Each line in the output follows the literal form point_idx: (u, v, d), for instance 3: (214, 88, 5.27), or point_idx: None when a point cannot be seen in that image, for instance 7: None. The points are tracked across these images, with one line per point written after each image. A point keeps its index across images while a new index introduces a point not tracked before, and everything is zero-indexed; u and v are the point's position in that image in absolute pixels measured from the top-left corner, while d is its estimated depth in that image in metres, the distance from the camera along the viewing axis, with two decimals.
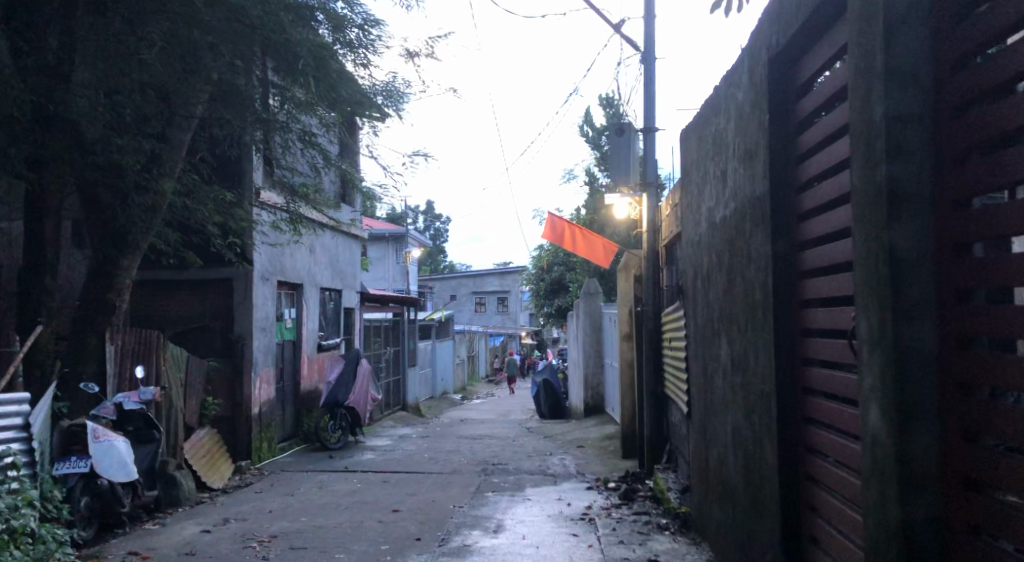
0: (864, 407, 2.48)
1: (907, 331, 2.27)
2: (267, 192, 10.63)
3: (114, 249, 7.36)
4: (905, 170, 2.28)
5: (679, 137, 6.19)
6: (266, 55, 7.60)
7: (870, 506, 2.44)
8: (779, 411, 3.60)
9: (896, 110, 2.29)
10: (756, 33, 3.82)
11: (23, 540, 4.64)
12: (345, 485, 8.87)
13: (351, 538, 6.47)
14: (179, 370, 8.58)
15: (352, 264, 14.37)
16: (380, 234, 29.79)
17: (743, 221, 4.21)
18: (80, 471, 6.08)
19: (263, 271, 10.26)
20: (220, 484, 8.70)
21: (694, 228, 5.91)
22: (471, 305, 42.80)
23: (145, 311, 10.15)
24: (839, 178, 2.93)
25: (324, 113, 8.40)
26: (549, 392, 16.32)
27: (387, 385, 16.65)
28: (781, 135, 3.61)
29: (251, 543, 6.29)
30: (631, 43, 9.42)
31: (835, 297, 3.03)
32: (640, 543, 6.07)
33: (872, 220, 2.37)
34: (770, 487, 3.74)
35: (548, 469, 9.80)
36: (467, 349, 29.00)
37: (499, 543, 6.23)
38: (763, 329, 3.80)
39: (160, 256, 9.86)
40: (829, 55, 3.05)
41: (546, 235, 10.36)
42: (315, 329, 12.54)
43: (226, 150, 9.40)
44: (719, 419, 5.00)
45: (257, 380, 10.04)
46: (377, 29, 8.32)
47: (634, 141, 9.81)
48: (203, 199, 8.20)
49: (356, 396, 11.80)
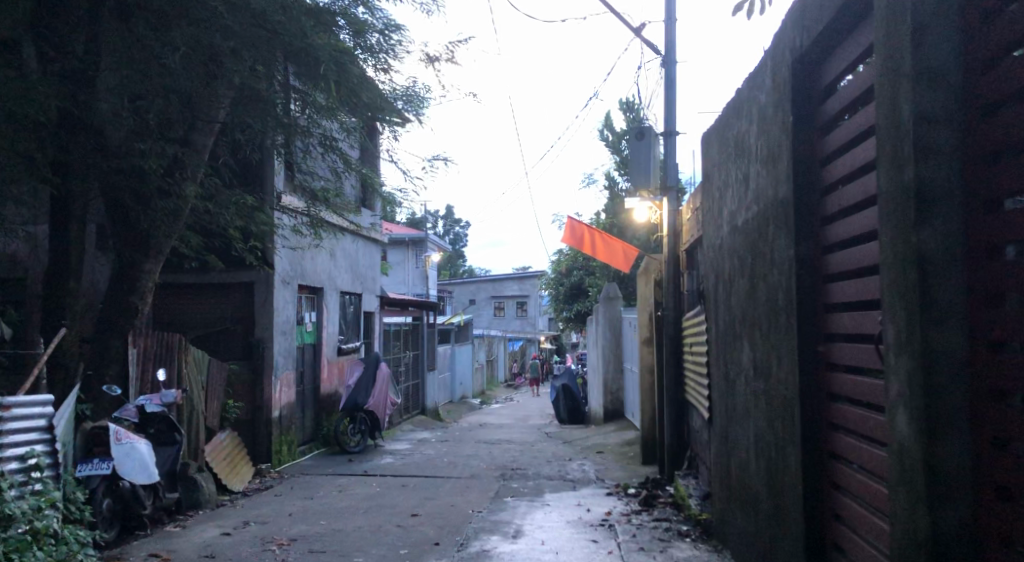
0: (891, 413, 2.44)
1: (936, 335, 2.22)
2: (288, 197, 10.71)
3: (137, 252, 7.41)
4: (933, 171, 2.24)
5: (701, 140, 6.15)
6: (287, 60, 7.65)
7: (898, 513, 2.40)
8: (803, 416, 3.55)
9: (923, 110, 2.24)
10: (779, 34, 3.79)
11: (46, 541, 4.68)
12: (363, 489, 8.88)
13: (369, 542, 6.46)
14: (200, 373, 8.64)
15: (372, 268, 14.41)
16: (400, 239, 29.90)
17: (766, 225, 4.16)
18: (103, 473, 6.13)
19: (284, 274, 10.32)
20: (241, 487, 8.73)
21: (716, 232, 5.85)
22: (490, 310, 42.77)
23: (167, 314, 10.22)
24: (864, 180, 2.89)
25: (345, 118, 8.53)
26: (569, 397, 16.25)
27: (405, 389, 16.66)
28: (804, 138, 3.57)
29: (270, 546, 6.30)
30: (651, 46, 9.39)
31: (860, 301, 2.98)
32: (660, 550, 6.01)
33: (901, 222, 2.33)
34: (794, 493, 3.69)
35: (567, 474, 9.75)
36: (486, 354, 28.95)
37: (517, 549, 6.20)
38: (786, 334, 3.76)
39: (182, 259, 9.93)
40: (854, 56, 3.01)
41: (566, 239, 10.35)
42: (336, 332, 12.59)
43: (247, 154, 9.48)
44: (741, 425, 4.95)
45: (277, 383, 10.10)
46: (398, 34, 8.36)
47: (655, 145, 9.75)
48: (224, 203, 8.25)
49: (376, 400, 11.82)
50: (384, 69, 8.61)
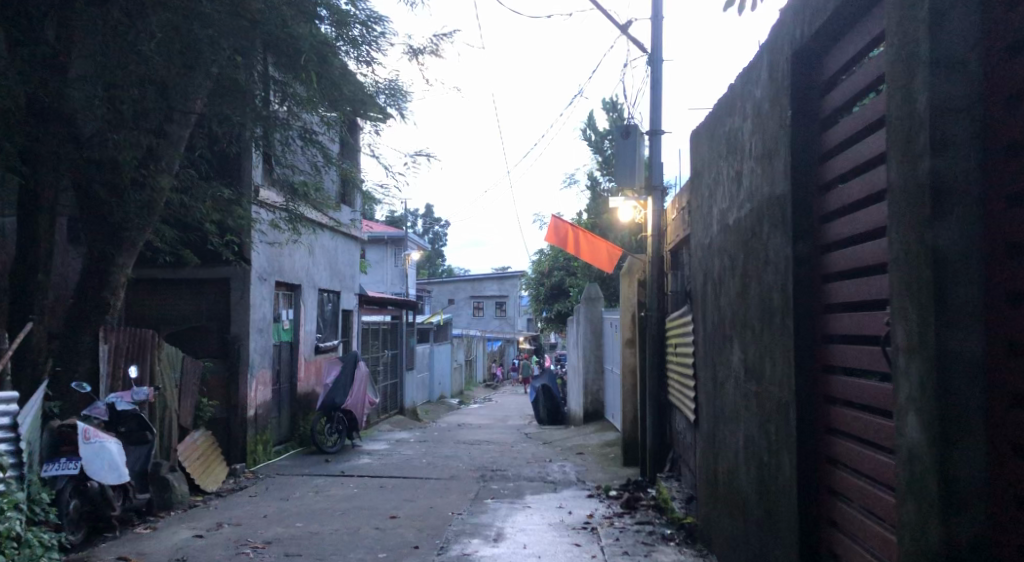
0: (900, 417, 2.34)
1: (951, 337, 2.11)
2: (268, 192, 10.49)
3: (109, 245, 7.18)
4: (950, 166, 2.13)
5: (689, 138, 6.07)
6: (267, 51, 7.48)
7: (907, 524, 2.29)
8: (799, 420, 3.44)
9: (940, 100, 2.14)
10: (777, 26, 3.69)
11: (7, 544, 4.47)
12: (341, 490, 8.70)
13: (347, 545, 6.28)
14: (173, 370, 8.40)
15: (351, 265, 14.21)
16: (379, 238, 29.67)
17: (760, 222, 4.06)
18: (70, 473, 5.89)
19: (261, 271, 10.11)
20: (214, 488, 8.51)
21: (704, 231, 5.76)
22: (469, 310, 42.60)
23: (140, 310, 9.96)
24: (870, 176, 2.79)
25: (325, 112, 8.32)
26: (548, 399, 16.11)
27: (383, 388, 16.46)
28: (803, 133, 3.48)
29: (244, 549, 6.11)
30: (637, 44, 9.31)
31: (862, 300, 2.89)
32: (645, 554, 5.90)
33: (914, 219, 2.22)
34: (787, 499, 3.59)
35: (548, 476, 9.63)
36: (464, 354, 28.75)
37: (499, 552, 6.06)
38: (781, 335, 3.66)
39: (156, 253, 9.68)
40: (860, 46, 2.92)
41: (549, 238, 10.23)
42: (313, 330, 12.38)
43: (225, 146, 9.26)
44: (730, 429, 4.85)
45: (253, 381, 9.88)
46: (381, 26, 8.19)
47: (640, 144, 9.65)
48: (200, 195, 8.03)
49: (353, 399, 11.65)
50: (367, 62, 8.44)
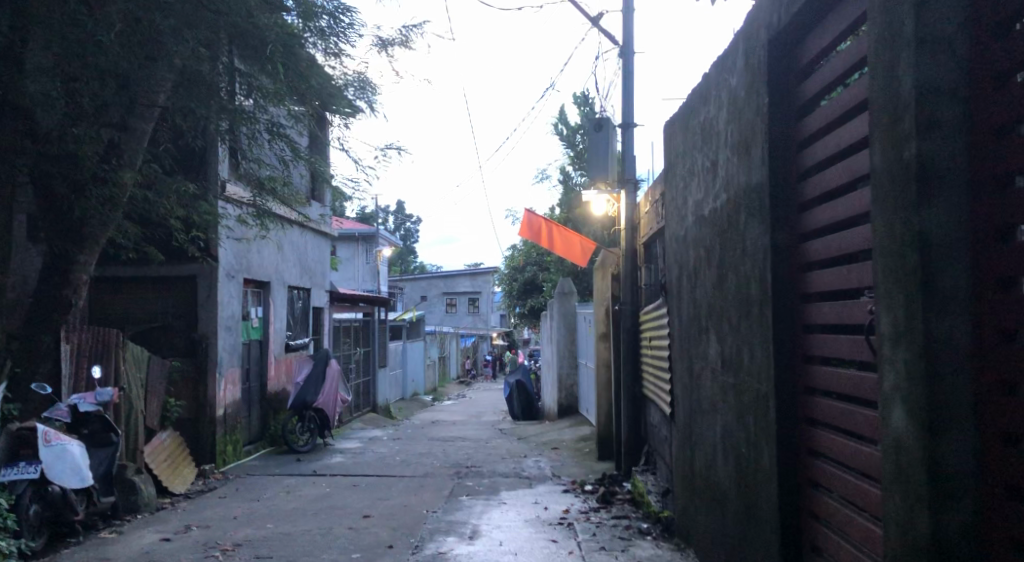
0: (884, 408, 2.29)
1: (937, 325, 2.07)
2: (234, 187, 10.27)
3: (71, 243, 6.87)
4: (936, 148, 2.08)
5: (663, 129, 6.03)
6: (232, 41, 7.33)
7: (892, 515, 2.24)
8: (778, 411, 3.41)
9: (927, 82, 2.08)
10: (753, 11, 3.64)
11: None
12: (313, 490, 8.55)
13: (319, 545, 6.15)
14: (139, 370, 8.20)
15: (321, 263, 14.03)
16: (350, 234, 29.42)
17: (736, 212, 4.01)
18: (30, 477, 5.70)
19: (229, 267, 9.91)
20: (182, 490, 8.33)
21: (678, 222, 5.72)
22: (441, 306, 42.46)
23: (105, 308, 9.74)
24: (851, 161, 2.75)
25: (291, 105, 8.13)
26: (522, 394, 16.02)
27: (355, 386, 16.26)
28: (781, 120, 3.42)
29: (212, 552, 5.93)
30: (609, 36, 9.26)
31: (844, 289, 2.85)
32: (623, 549, 5.84)
33: (899, 203, 2.17)
34: (767, 492, 3.54)
35: (523, 472, 9.56)
36: (437, 350, 28.57)
37: (475, 550, 5.95)
38: (759, 325, 3.61)
39: (119, 250, 9.45)
40: (839, 29, 2.87)
41: (522, 233, 10.13)
42: (284, 329, 12.17)
43: (189, 141, 9.06)
44: (706, 421, 4.82)
45: (222, 381, 9.69)
46: (349, 16, 7.98)
47: (613, 138, 9.56)
48: (164, 191, 7.80)
49: (325, 398, 11.48)
50: (335, 53, 8.30)
